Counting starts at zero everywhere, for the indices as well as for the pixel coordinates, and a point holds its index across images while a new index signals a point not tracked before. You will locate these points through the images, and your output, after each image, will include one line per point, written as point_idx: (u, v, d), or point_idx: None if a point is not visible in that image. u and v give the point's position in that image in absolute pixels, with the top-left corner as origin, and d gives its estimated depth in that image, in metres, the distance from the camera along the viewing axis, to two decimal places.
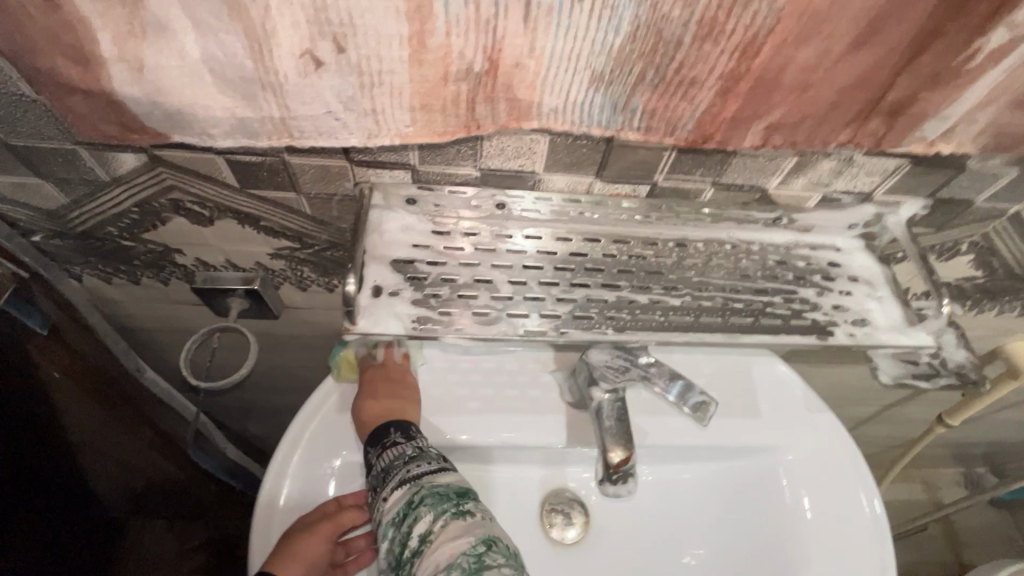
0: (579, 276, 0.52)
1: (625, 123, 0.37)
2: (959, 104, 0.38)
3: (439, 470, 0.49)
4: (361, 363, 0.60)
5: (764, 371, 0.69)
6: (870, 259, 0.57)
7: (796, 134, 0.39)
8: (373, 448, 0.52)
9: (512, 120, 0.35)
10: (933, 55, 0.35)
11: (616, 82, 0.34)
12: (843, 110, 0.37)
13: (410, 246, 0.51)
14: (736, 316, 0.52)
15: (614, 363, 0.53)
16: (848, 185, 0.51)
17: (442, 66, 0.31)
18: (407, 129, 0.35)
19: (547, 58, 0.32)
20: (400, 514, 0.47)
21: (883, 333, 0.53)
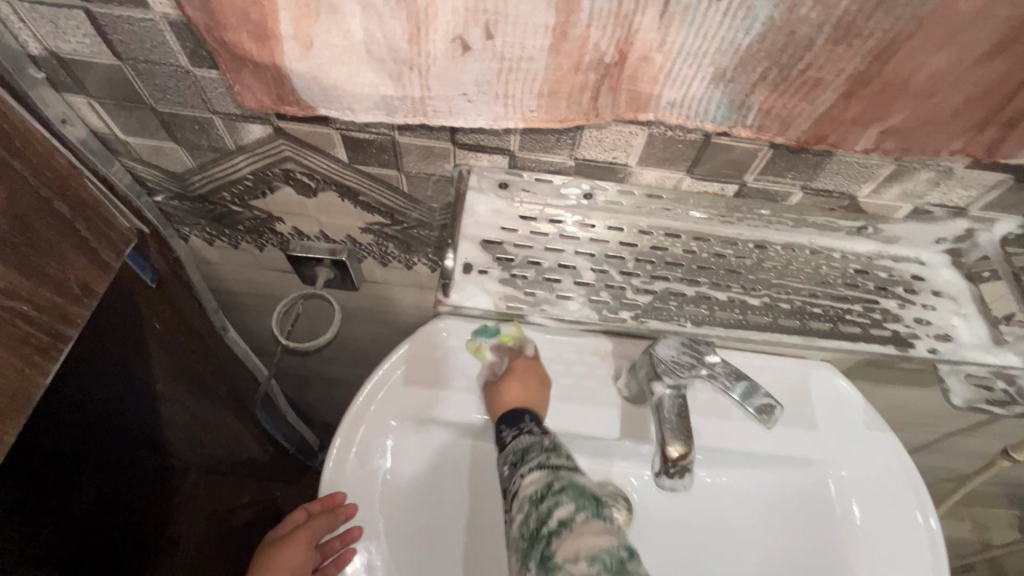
0: (659, 269, 0.54)
1: (738, 120, 0.38)
2: None
3: (578, 469, 0.47)
4: (427, 338, 0.62)
5: (828, 382, 0.69)
6: (957, 276, 0.56)
7: (911, 140, 0.40)
8: (509, 430, 0.53)
9: (629, 111, 0.37)
10: None
11: (736, 80, 0.36)
12: (963, 118, 0.38)
13: (500, 229, 0.54)
14: (814, 321, 0.52)
15: (680, 358, 0.49)
16: (943, 198, 0.50)
17: (577, 56, 0.34)
18: (531, 113, 0.37)
19: (674, 53, 0.34)
20: (539, 494, 0.44)
21: (969, 350, 0.52)
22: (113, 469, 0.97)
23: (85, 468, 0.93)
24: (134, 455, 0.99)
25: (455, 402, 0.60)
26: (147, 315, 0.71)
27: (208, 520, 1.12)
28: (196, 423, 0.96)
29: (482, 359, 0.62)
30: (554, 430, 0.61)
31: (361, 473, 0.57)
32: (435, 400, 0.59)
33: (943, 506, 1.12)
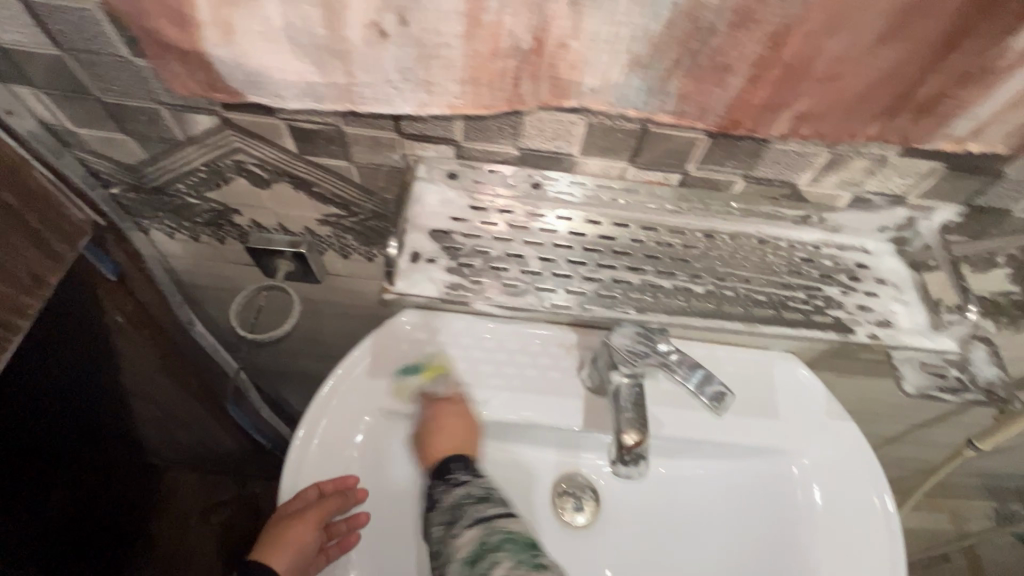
0: (606, 258, 0.54)
1: (659, 106, 0.40)
2: (985, 102, 0.39)
3: (507, 515, 0.54)
4: (394, 333, 0.63)
5: (785, 371, 0.70)
6: (900, 264, 0.57)
7: (823, 125, 0.42)
8: (439, 482, 0.57)
9: (551, 97, 0.38)
10: (962, 54, 0.36)
11: (652, 66, 0.37)
12: (870, 102, 0.40)
13: (449, 219, 0.54)
14: (755, 307, 0.53)
15: (635, 348, 0.50)
16: (881, 186, 0.51)
17: (493, 42, 0.35)
18: (455, 99, 0.38)
19: (589, 39, 0.35)
20: (474, 555, 0.51)
21: (907, 335, 0.53)
22: (88, 473, 0.96)
23: (60, 475, 0.91)
24: (110, 456, 0.99)
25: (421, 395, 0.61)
26: (109, 308, 0.72)
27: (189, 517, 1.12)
28: (169, 417, 0.96)
29: (447, 353, 0.63)
30: (512, 419, 0.62)
31: (322, 465, 0.58)
32: (400, 393, 0.61)
33: (914, 497, 1.14)
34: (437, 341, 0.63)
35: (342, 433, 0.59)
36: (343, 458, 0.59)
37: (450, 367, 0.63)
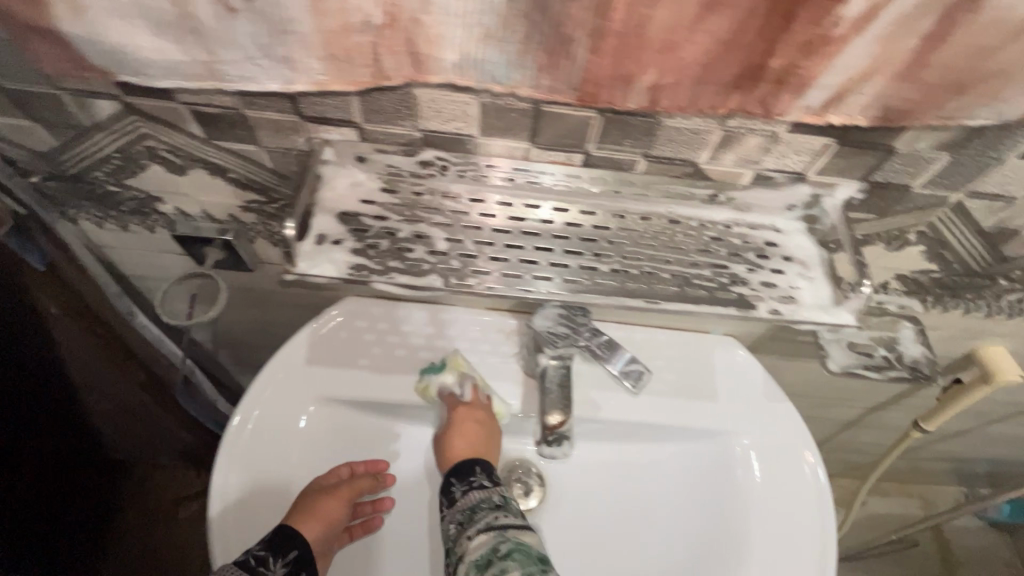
0: (514, 239, 0.55)
1: (519, 79, 0.44)
2: (834, 72, 0.42)
3: (521, 528, 0.54)
4: (330, 323, 0.67)
5: (726, 356, 0.71)
6: (809, 242, 0.58)
7: (678, 97, 0.45)
8: (458, 484, 0.59)
9: (413, 72, 0.44)
10: (802, 23, 0.39)
11: (503, 39, 0.41)
12: (718, 73, 0.43)
13: (358, 201, 0.55)
14: (659, 284, 0.54)
15: (556, 329, 0.53)
16: (779, 163, 0.52)
17: (341, 19, 0.40)
18: (319, 74, 0.44)
19: (436, 15, 0.40)
20: (485, 560, 0.51)
21: (809, 310, 0.53)
22: (53, 481, 0.95)
23: (27, 493, 0.88)
24: (70, 458, 0.98)
25: (358, 379, 0.65)
26: (41, 297, 0.74)
27: (157, 510, 1.14)
28: (122, 406, 0.98)
29: (385, 339, 0.66)
30: (438, 402, 0.64)
31: (256, 448, 0.60)
32: (336, 378, 0.65)
33: (871, 480, 1.15)
34: (375, 328, 0.67)
35: (278, 416, 0.62)
36: (278, 440, 0.61)
37: (388, 353, 0.67)
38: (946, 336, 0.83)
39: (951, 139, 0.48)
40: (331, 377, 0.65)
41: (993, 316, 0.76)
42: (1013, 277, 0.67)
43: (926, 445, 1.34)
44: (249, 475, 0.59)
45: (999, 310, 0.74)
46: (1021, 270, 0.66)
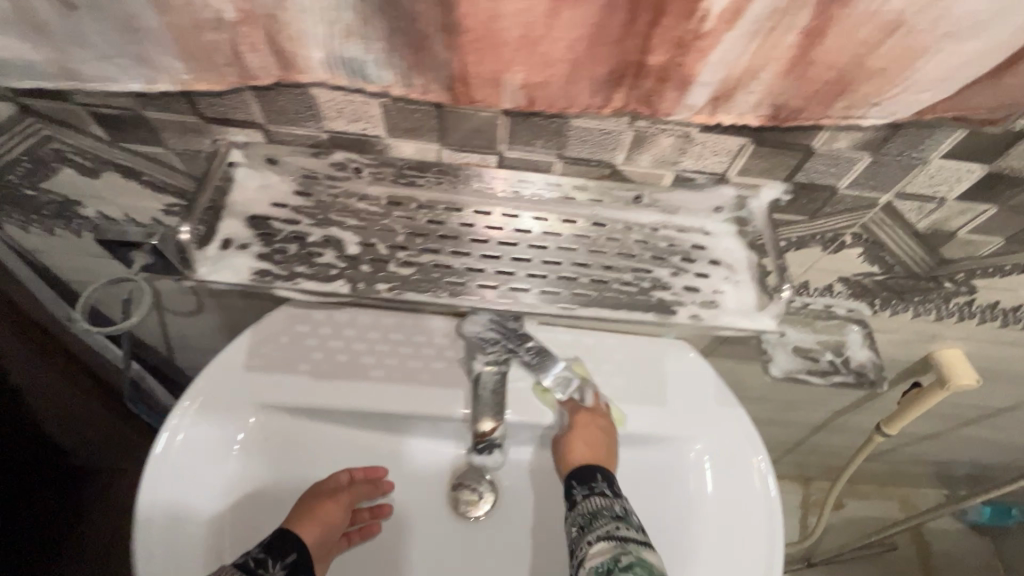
0: (430, 242, 0.54)
1: (392, 79, 0.40)
2: (714, 69, 0.37)
3: (645, 543, 0.53)
4: (273, 327, 0.68)
5: (674, 360, 0.69)
6: (738, 244, 0.56)
7: (551, 96, 0.40)
8: (579, 488, 0.59)
9: (284, 72, 0.41)
10: (674, 18, 0.34)
11: (368, 35, 0.38)
12: (592, 69, 0.38)
13: (270, 204, 0.54)
14: (576, 288, 0.53)
15: (484, 335, 0.62)
16: (697, 163, 0.50)
17: (192, 15, 0.37)
18: (183, 74, 0.41)
19: (295, 9, 0.36)
20: (604, 568, 0.51)
21: (730, 316, 0.52)
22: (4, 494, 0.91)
23: None
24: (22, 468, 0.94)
25: (296, 384, 0.65)
26: None
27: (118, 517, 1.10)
28: (66, 416, 0.94)
29: (327, 344, 0.68)
30: (384, 408, 0.66)
31: (188, 455, 0.61)
32: (274, 383, 0.65)
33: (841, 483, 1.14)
34: (317, 333, 0.68)
35: (208, 431, 0.62)
36: (209, 457, 0.62)
37: (329, 357, 0.67)
38: (902, 340, 0.81)
39: (869, 139, 0.46)
40: (265, 388, 0.65)
41: (944, 319, 0.75)
42: (958, 280, 0.66)
43: (901, 448, 1.33)
44: (176, 494, 0.59)
45: (949, 313, 0.73)
46: (964, 272, 0.64)
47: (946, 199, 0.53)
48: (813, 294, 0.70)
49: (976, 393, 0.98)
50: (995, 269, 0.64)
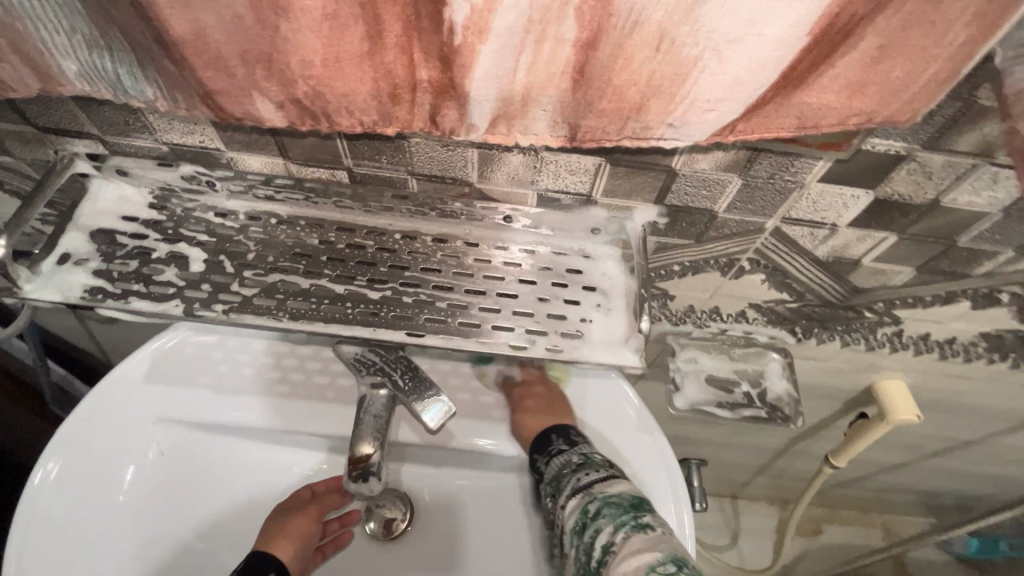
0: (282, 261, 0.50)
1: (155, 91, 0.36)
2: (491, 88, 0.30)
3: (610, 478, 0.55)
4: (181, 338, 0.65)
5: (598, 382, 0.65)
6: (617, 269, 0.52)
7: (317, 116, 0.32)
8: (540, 457, 0.59)
9: (47, 85, 0.37)
10: (420, 31, 0.28)
11: (116, 48, 0.34)
12: (352, 85, 0.30)
13: (120, 217, 0.51)
14: (430, 314, 0.49)
15: (364, 356, 0.60)
16: (556, 183, 0.46)
17: None
18: None
19: (24, 17, 0.32)
20: (580, 523, 0.53)
21: (592, 349, 0.48)
22: None
23: None
24: None
25: (198, 400, 0.63)
26: None
27: None
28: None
29: (233, 357, 0.65)
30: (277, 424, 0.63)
31: (79, 465, 0.59)
32: (174, 397, 0.63)
33: (801, 504, 1.09)
34: (224, 346, 0.66)
35: (99, 444, 0.61)
36: (100, 473, 0.60)
37: (235, 371, 0.65)
38: (839, 368, 0.76)
39: (733, 160, 0.42)
40: (159, 400, 0.63)
41: (877, 350, 0.69)
42: (879, 309, 0.61)
43: (873, 476, 1.26)
44: (60, 506, 0.58)
45: (881, 344, 0.67)
46: (883, 301, 0.59)
47: (839, 224, 0.48)
48: (725, 319, 0.66)
49: (934, 424, 0.91)
50: (915, 300, 0.58)
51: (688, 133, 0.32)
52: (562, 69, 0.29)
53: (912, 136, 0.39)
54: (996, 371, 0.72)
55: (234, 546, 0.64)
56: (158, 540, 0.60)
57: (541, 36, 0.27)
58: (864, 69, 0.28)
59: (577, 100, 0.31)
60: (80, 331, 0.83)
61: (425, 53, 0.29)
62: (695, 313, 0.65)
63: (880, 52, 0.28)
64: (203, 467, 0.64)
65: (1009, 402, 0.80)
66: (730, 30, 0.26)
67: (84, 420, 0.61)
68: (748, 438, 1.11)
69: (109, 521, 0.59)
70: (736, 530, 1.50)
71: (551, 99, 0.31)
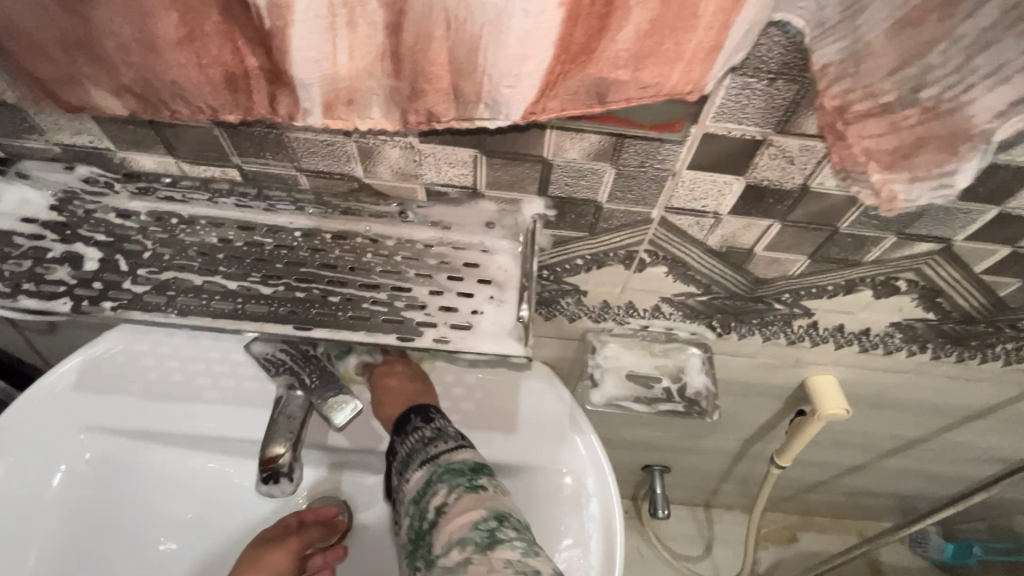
0: (179, 259, 0.51)
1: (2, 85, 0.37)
2: (306, 71, 0.31)
3: (452, 447, 0.53)
4: (112, 344, 0.65)
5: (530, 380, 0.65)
6: (514, 264, 0.52)
7: (153, 102, 0.35)
8: (397, 436, 0.56)
9: None
10: (225, 15, 0.29)
11: None
12: (179, 71, 0.32)
13: (20, 219, 0.52)
14: (321, 309, 0.50)
15: (273, 355, 0.61)
16: (439, 175, 0.48)
17: None
18: None
19: None
20: (417, 492, 0.51)
21: (478, 340, 0.49)
22: None
23: None
24: None
25: (126, 407, 0.63)
26: None
27: None
28: None
29: (163, 363, 0.65)
30: (194, 429, 0.63)
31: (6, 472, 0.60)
32: (102, 405, 0.63)
33: (757, 508, 1.08)
34: (154, 351, 0.65)
35: (26, 451, 0.61)
36: (24, 477, 0.60)
37: (165, 376, 0.64)
38: (768, 363, 0.76)
39: (600, 148, 0.43)
40: (83, 407, 0.63)
41: (799, 344, 0.69)
42: (787, 301, 0.61)
43: (836, 480, 1.24)
44: None
45: (801, 337, 0.68)
46: (789, 292, 0.60)
47: (721, 213, 0.49)
48: (642, 315, 0.65)
49: (879, 421, 0.91)
50: (820, 290, 0.59)
51: (504, 111, 0.33)
52: (378, 51, 0.30)
53: (764, 120, 0.39)
54: (924, 364, 0.72)
55: (151, 566, 0.62)
56: (80, 550, 0.60)
57: (347, 18, 0.28)
58: (640, 43, 0.29)
59: (402, 82, 0.32)
60: (18, 342, 0.82)
61: (244, 40, 0.30)
62: (611, 310, 0.65)
63: (651, 26, 0.29)
64: (129, 475, 0.64)
65: (944, 395, 0.80)
66: (496, 4, 0.27)
67: (11, 427, 0.61)
68: (704, 441, 1.10)
69: (34, 526, 0.59)
70: (710, 540, 1.47)
71: (379, 83, 0.32)
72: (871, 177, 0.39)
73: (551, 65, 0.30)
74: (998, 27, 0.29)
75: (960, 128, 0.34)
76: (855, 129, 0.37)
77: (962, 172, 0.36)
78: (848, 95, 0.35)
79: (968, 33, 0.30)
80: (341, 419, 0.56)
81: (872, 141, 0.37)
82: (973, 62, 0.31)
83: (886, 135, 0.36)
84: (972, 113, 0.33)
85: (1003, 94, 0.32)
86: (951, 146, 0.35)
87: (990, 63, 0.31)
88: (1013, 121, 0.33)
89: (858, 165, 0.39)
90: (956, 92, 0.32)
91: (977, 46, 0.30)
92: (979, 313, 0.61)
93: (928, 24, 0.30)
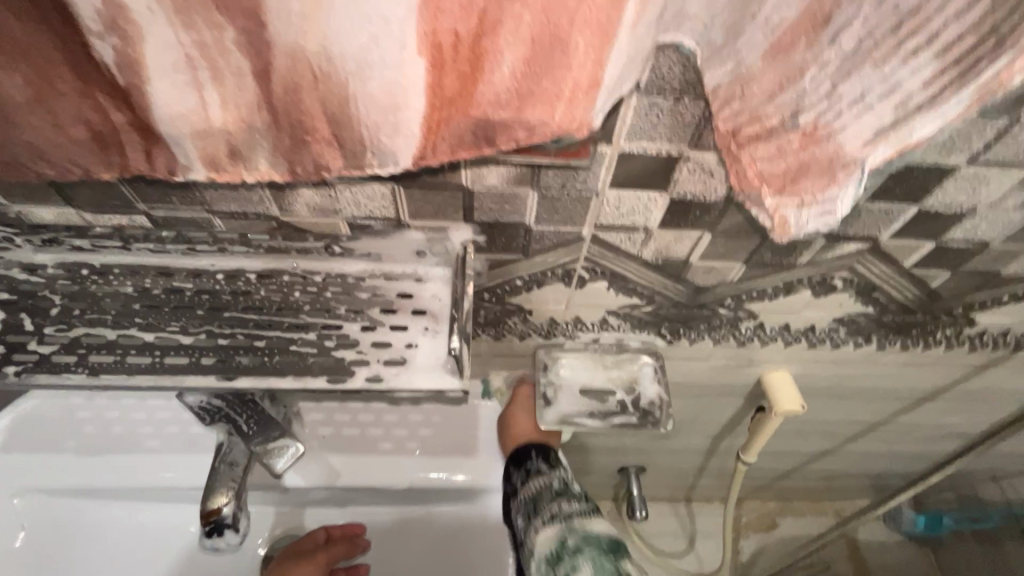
0: (90, 313, 0.48)
1: None
2: (170, 122, 0.30)
3: (593, 519, 0.57)
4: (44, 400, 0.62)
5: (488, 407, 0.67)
6: (447, 291, 0.51)
7: (17, 161, 0.34)
8: (518, 470, 0.61)
9: None
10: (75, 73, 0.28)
11: None
12: (35, 128, 0.31)
13: None
14: (248, 355, 0.47)
15: (205, 404, 0.56)
16: (360, 210, 0.46)
17: None
18: None
19: None
20: (555, 555, 0.54)
21: (412, 375, 0.47)
22: None
23: None
24: None
25: (61, 466, 0.59)
26: None
27: None
28: None
29: (101, 415, 0.62)
30: (137, 484, 0.60)
31: None
32: (34, 467, 0.59)
33: (732, 505, 1.08)
34: (88, 405, 0.62)
35: None
36: None
37: (103, 430, 0.61)
38: (723, 365, 0.76)
39: (520, 174, 0.42)
40: (10, 472, 0.59)
41: (749, 345, 0.69)
42: (730, 305, 0.61)
43: (807, 466, 1.26)
44: None
45: (750, 339, 0.68)
46: (730, 297, 0.60)
47: (651, 227, 0.48)
48: (591, 328, 0.65)
49: (841, 409, 0.92)
50: (761, 293, 0.59)
51: (391, 159, 0.33)
52: (253, 103, 0.29)
53: (676, 136, 0.39)
54: (874, 355, 0.73)
55: None
56: None
57: (212, 70, 0.28)
58: (520, 83, 0.29)
59: (283, 133, 0.31)
60: None
61: (104, 95, 0.29)
62: (560, 325, 0.64)
63: (529, 67, 0.28)
64: (71, 536, 0.61)
65: (897, 381, 0.82)
66: (358, 53, 0.27)
67: None
68: (676, 441, 1.10)
69: None
70: (693, 535, 1.47)
71: (262, 134, 0.32)
72: (764, 201, 0.38)
73: (429, 111, 0.30)
74: (859, 54, 0.29)
75: (835, 156, 0.33)
76: (748, 152, 0.36)
77: (840, 200, 0.35)
78: (738, 117, 0.34)
79: (835, 59, 0.29)
80: (286, 463, 0.56)
81: (762, 165, 0.36)
82: (841, 87, 0.30)
83: (774, 158, 0.35)
84: (844, 140, 0.32)
85: (869, 120, 0.31)
86: (829, 171, 0.34)
87: (855, 89, 0.30)
88: (880, 149, 0.32)
89: (753, 188, 0.38)
90: (829, 117, 0.32)
91: (843, 73, 0.30)
92: (915, 304, 0.62)
93: (799, 50, 0.29)
